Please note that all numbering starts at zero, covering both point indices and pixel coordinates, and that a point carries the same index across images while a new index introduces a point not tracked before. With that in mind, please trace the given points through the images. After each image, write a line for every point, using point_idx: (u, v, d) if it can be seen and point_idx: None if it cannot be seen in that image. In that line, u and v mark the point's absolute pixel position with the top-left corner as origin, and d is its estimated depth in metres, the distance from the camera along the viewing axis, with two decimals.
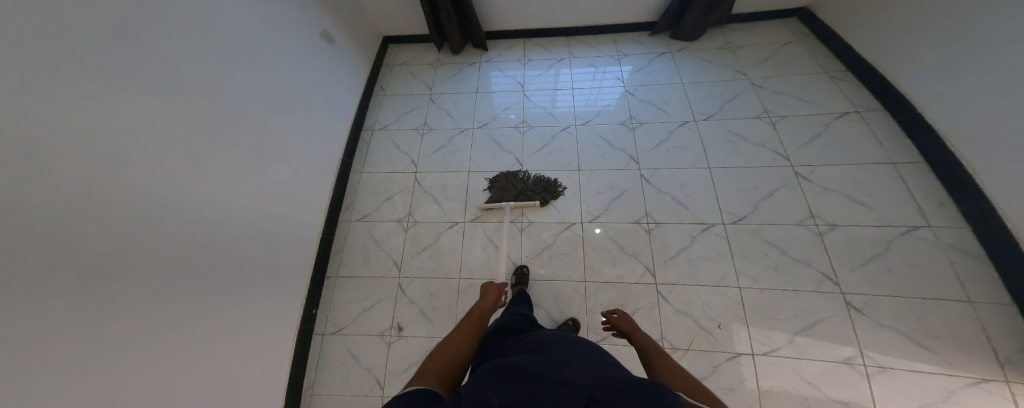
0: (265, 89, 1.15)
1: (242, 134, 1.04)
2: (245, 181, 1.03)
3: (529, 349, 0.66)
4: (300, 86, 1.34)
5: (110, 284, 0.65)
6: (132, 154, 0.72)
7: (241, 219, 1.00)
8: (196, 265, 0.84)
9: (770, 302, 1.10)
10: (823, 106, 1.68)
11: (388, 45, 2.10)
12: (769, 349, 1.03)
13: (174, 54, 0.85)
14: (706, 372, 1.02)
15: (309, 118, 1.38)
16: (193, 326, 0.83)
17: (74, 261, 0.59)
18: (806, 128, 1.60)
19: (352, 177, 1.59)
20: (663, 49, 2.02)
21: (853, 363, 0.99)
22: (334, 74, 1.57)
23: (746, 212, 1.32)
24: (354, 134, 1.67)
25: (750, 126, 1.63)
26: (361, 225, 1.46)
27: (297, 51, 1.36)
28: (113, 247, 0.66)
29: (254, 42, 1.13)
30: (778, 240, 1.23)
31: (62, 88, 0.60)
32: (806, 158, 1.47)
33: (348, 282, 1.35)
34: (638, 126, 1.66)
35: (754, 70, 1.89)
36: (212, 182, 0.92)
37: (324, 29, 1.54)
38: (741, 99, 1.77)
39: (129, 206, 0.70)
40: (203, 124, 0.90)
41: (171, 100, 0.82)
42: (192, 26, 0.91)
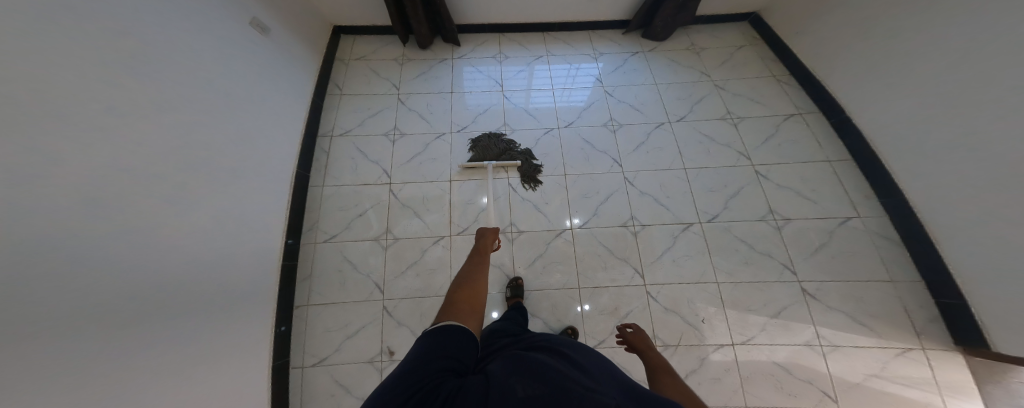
0: (187, 97, 0.94)
1: (163, 156, 0.84)
2: (173, 216, 0.84)
3: (544, 347, 0.59)
4: (234, 90, 1.12)
5: (30, 378, 0.50)
6: (30, 203, 0.54)
7: (175, 264, 0.82)
8: (125, 328, 0.68)
9: (743, 294, 1.22)
10: (773, 108, 1.87)
11: (340, 36, 1.87)
12: (746, 338, 1.15)
13: (65, 59, 0.64)
14: (696, 365, 1.11)
15: (253, 127, 1.18)
16: (138, 403, 0.68)
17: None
18: (761, 129, 1.77)
19: (310, 192, 1.42)
20: (635, 49, 2.07)
21: (813, 345, 1.15)
22: (272, 69, 1.34)
23: (718, 210, 1.44)
24: (308, 143, 1.47)
25: (715, 127, 1.76)
26: (328, 248, 1.32)
27: (226, 48, 1.13)
28: (29, 326, 0.51)
29: (162, 37, 0.90)
30: (746, 236, 1.36)
31: None
32: (763, 157, 1.64)
33: (324, 310, 1.23)
34: (619, 128, 1.70)
35: (716, 72, 2.02)
36: (130, 222, 0.73)
37: (255, 18, 1.29)
38: (705, 100, 1.89)
39: (34, 272, 0.53)
40: (107, 149, 0.70)
41: (67, 122, 0.62)
42: (79, 20, 0.69)
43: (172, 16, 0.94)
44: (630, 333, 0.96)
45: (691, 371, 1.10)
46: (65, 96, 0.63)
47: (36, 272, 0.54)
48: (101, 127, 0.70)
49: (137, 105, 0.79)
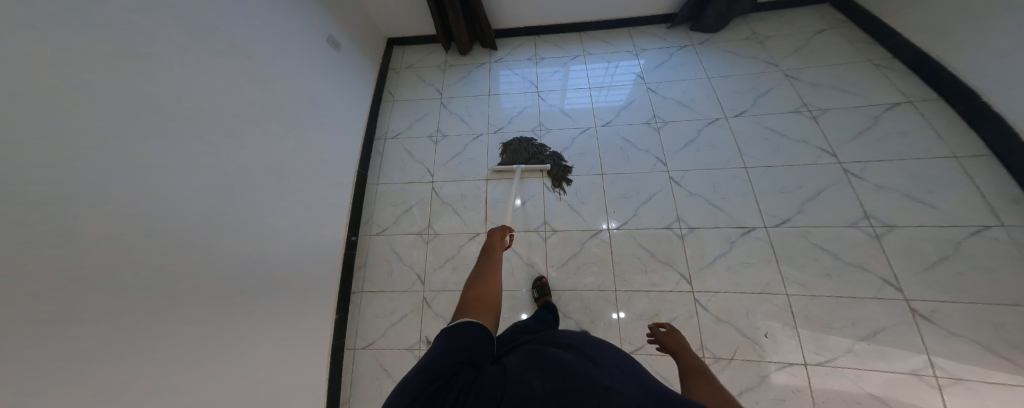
0: (286, 102, 1.15)
1: (269, 152, 1.04)
2: (275, 200, 1.03)
3: (563, 345, 0.55)
4: (316, 96, 1.34)
5: (145, 312, 0.65)
6: (159, 176, 0.70)
7: (275, 239, 1.00)
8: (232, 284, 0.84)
9: (822, 309, 1.02)
10: (868, 96, 1.57)
11: (393, 47, 2.12)
12: (825, 359, 0.96)
13: (199, 68, 0.84)
14: (753, 382, 0.96)
15: (326, 132, 1.37)
16: (232, 345, 0.83)
17: (94, 290, 0.57)
18: (853, 120, 1.50)
19: (369, 190, 1.58)
20: (684, 43, 1.94)
21: (922, 375, 0.92)
22: (343, 78, 1.57)
23: (790, 214, 1.23)
24: (367, 144, 1.66)
25: (789, 120, 1.54)
26: (382, 239, 1.44)
27: (306, 55, 1.33)
28: (148, 271, 0.66)
29: (269, 53, 1.11)
30: (829, 243, 1.13)
31: (85, 112, 0.59)
32: (855, 154, 1.37)
33: (377, 296, 1.33)
34: (663, 125, 1.59)
35: (786, 61, 1.78)
36: (240, 203, 0.90)
37: (330, 34, 1.52)
38: (774, 93, 1.67)
39: (158, 228, 0.69)
40: (229, 140, 0.89)
41: (200, 119, 0.81)
42: (210, 34, 0.90)
43: (275, 36, 1.17)
44: (664, 336, 0.86)
45: (747, 388, 0.95)
46: (206, 103, 0.84)
47: (183, 225, 0.74)
48: (240, 126, 0.94)
49: (260, 108, 1.02)
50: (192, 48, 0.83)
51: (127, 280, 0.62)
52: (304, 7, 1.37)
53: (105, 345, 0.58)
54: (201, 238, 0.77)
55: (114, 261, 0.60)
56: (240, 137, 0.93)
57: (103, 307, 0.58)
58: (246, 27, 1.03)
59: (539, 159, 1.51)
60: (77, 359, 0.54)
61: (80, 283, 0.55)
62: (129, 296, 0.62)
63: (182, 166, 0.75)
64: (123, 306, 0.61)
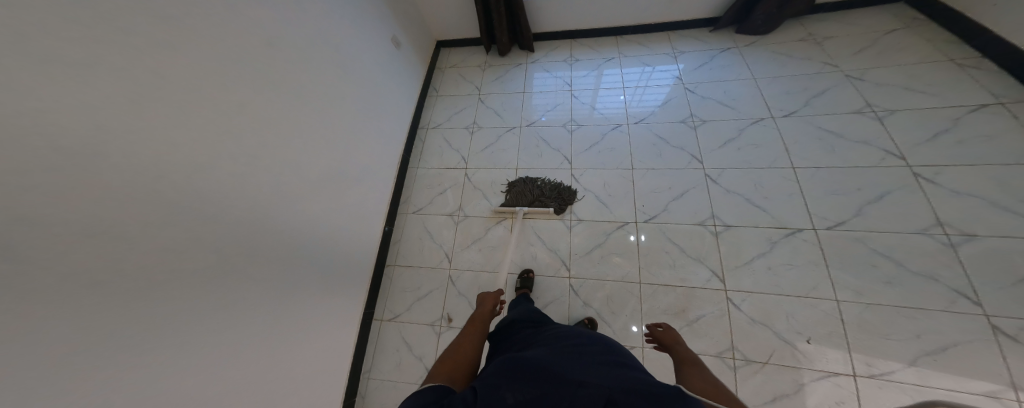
0: (353, 91, 1.31)
1: (333, 125, 1.18)
2: (332, 168, 1.16)
3: (545, 346, 0.72)
4: (378, 84, 1.51)
5: (236, 238, 0.77)
6: (250, 133, 0.84)
7: (329, 202, 1.13)
8: (297, 233, 0.96)
9: (878, 319, 0.92)
10: (947, 97, 1.41)
11: (441, 48, 2.28)
12: (879, 372, 0.86)
13: (290, 52, 1.00)
14: (791, 389, 0.88)
15: (381, 119, 1.51)
16: (295, 285, 0.95)
17: (207, 214, 0.71)
18: (927, 122, 1.35)
19: (409, 173, 1.69)
20: (728, 45, 1.88)
21: (1001, 397, 0.79)
22: (399, 76, 1.72)
23: (845, 217, 1.13)
24: (412, 132, 1.79)
25: (846, 121, 1.43)
26: (416, 218, 1.54)
27: (373, 53, 1.50)
28: (240, 208, 0.79)
29: (344, 44, 1.28)
30: (890, 250, 1.02)
31: (208, 73, 0.74)
32: (928, 158, 1.23)
33: (406, 272, 1.42)
34: (701, 124, 1.54)
35: (846, 62, 1.66)
36: (309, 166, 1.05)
37: (393, 34, 1.70)
38: (830, 94, 1.56)
39: (253, 173, 0.84)
40: (305, 112, 1.04)
41: (283, 92, 0.96)
42: (306, 27, 1.08)
43: (351, 32, 1.34)
44: (660, 332, 0.90)
45: (783, 395, 0.88)
46: (290, 80, 0.99)
47: (266, 174, 0.88)
48: (311, 105, 1.08)
49: (333, 96, 1.19)
50: (287, 39, 0.99)
51: (223, 214, 0.74)
52: (378, 12, 1.56)
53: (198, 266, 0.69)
54: (270, 196, 0.89)
55: (208, 196, 0.71)
56: (311, 112, 1.08)
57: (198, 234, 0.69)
58: (331, 26, 1.20)
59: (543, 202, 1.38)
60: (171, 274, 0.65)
61: (187, 209, 0.67)
62: (220, 230, 0.74)
63: (266, 129, 0.89)
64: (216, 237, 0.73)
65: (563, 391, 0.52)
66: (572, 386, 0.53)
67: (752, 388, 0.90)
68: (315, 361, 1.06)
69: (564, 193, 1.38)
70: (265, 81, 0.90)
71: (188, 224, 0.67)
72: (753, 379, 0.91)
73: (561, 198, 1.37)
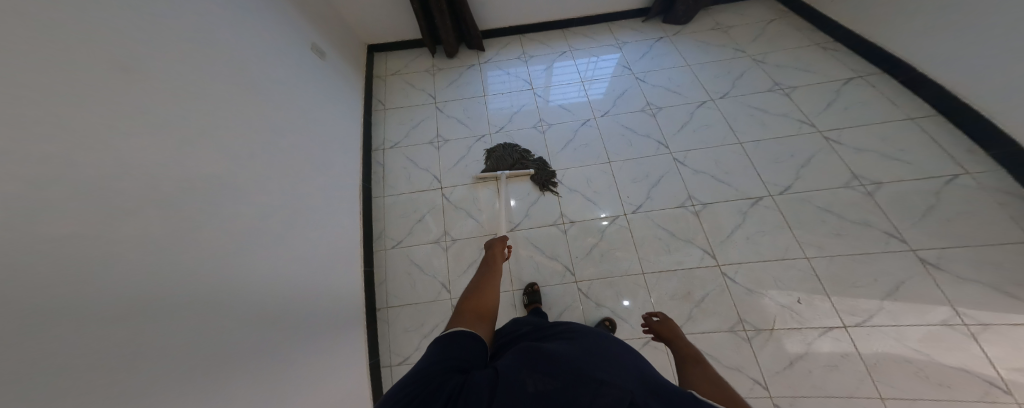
0: (274, 113, 1.01)
1: (258, 156, 0.88)
2: (267, 213, 0.86)
3: (564, 339, 0.55)
4: (305, 101, 1.21)
5: (180, 345, 0.51)
6: (157, 192, 0.57)
7: (277, 260, 0.84)
8: (250, 316, 0.68)
9: (842, 268, 1.05)
10: (827, 73, 1.74)
11: (374, 54, 1.97)
12: (863, 320, 0.97)
13: (178, 68, 0.71)
14: (801, 350, 0.95)
15: (319, 141, 1.22)
16: (272, 378, 0.69)
17: (125, 330, 0.44)
18: (821, 94, 1.64)
19: (375, 204, 1.41)
20: (659, 34, 2.02)
21: (953, 324, 0.94)
22: (331, 89, 1.43)
23: (790, 181, 1.29)
24: (366, 157, 1.50)
25: (767, 98, 1.65)
26: (398, 253, 1.28)
27: (290, 61, 1.20)
28: (172, 299, 0.53)
29: (250, 54, 0.98)
30: (832, 205, 1.19)
31: (75, 113, 0.47)
32: (832, 123, 1.48)
33: (404, 310, 1.19)
34: (658, 111, 1.61)
35: (752, 47, 1.92)
36: (240, 215, 0.76)
37: (313, 41, 1.40)
38: (748, 75, 1.79)
39: (176, 248, 0.57)
40: (221, 148, 0.76)
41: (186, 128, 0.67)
42: (191, 32, 0.78)
43: (255, 34, 1.03)
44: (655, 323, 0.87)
45: (797, 357, 0.94)
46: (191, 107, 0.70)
47: (189, 241, 0.60)
48: (224, 134, 0.78)
49: (248, 119, 0.89)
50: (163, 47, 0.69)
51: (151, 319, 0.48)
52: (285, 13, 1.26)
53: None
54: (209, 274, 0.61)
55: (119, 301, 0.45)
56: (229, 145, 0.79)
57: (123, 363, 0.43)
58: (217, 24, 0.88)
59: (525, 166, 1.43)
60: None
61: (94, 331, 0.41)
62: (155, 345, 0.48)
63: (173, 177, 0.61)
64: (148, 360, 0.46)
65: (580, 390, 0.34)
66: (593, 384, 0.35)
67: (769, 357, 0.95)
68: None
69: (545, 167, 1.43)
70: (151, 106, 0.61)
71: (107, 352, 0.41)
72: (768, 346, 0.96)
73: (546, 171, 1.41)
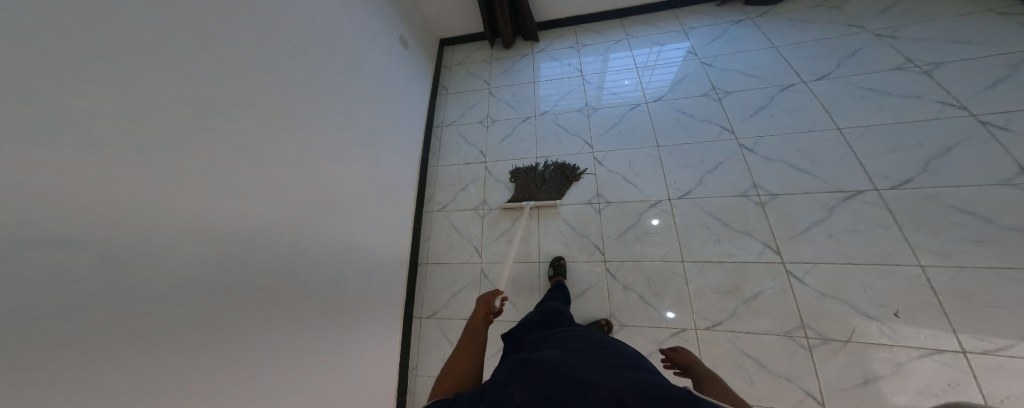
0: (370, 86, 1.24)
1: (357, 118, 1.10)
2: (360, 159, 1.08)
3: (555, 346, 0.62)
4: (395, 82, 1.46)
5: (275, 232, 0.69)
6: (281, 119, 0.78)
7: (357, 194, 1.03)
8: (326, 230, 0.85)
9: (978, 285, 0.78)
10: (993, 46, 1.29)
11: (444, 47, 2.21)
12: (994, 348, 0.71)
13: (310, 40, 0.95)
14: (885, 370, 0.75)
15: (399, 114, 1.43)
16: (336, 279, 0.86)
17: (246, 207, 0.63)
18: (979, 71, 1.23)
19: (430, 171, 1.58)
20: (739, 16, 1.79)
21: None
22: (411, 74, 1.67)
23: (908, 174, 1.00)
24: (428, 132, 1.69)
25: (888, 78, 1.31)
26: (441, 216, 1.42)
27: (386, 49, 1.45)
28: (281, 198, 0.72)
29: (358, 37, 1.23)
30: (976, 206, 0.88)
31: (241, 62, 0.69)
32: (990, 105, 1.10)
33: (441, 268, 1.31)
34: (724, 95, 1.43)
35: (872, 21, 1.55)
36: (336, 155, 0.96)
37: (402, 35, 1.66)
38: (863, 53, 1.44)
39: (288, 165, 0.77)
40: (330, 104, 0.98)
41: (308, 85, 0.90)
42: (322, 18, 1.03)
43: (363, 25, 1.29)
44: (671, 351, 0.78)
45: (876, 377, 0.74)
46: (314, 71, 0.94)
47: (298, 162, 0.80)
48: (333, 92, 1.01)
49: (354, 86, 1.13)
50: (305, 26, 0.94)
51: (264, 206, 0.67)
52: (386, 12, 1.53)
53: (244, 264, 0.61)
54: (306, 189, 0.81)
55: (247, 188, 0.64)
56: (336, 103, 1.01)
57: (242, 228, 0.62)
58: (340, 15, 1.15)
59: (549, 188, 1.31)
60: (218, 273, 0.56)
61: (225, 194, 0.59)
62: (259, 222, 0.66)
63: (295, 114, 0.82)
64: (255, 228, 0.64)
65: (572, 396, 0.44)
66: (583, 388, 0.45)
67: (834, 372, 0.77)
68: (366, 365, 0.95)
69: (567, 171, 1.33)
70: (292, 65, 0.85)
71: (233, 215, 0.60)
72: (835, 359, 0.78)
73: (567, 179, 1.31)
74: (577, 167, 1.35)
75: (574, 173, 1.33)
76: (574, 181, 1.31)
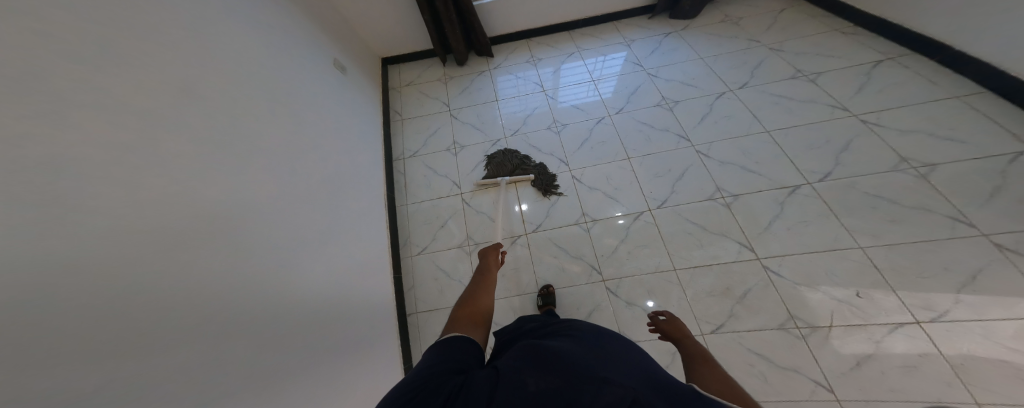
0: (299, 121, 1.01)
1: (287, 164, 0.88)
2: (300, 215, 0.86)
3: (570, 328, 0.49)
4: (335, 114, 1.24)
5: (210, 356, 0.47)
6: (191, 191, 0.56)
7: (309, 263, 0.81)
8: (275, 322, 0.63)
9: (905, 258, 0.94)
10: (851, 58, 1.65)
11: (387, 66, 2.01)
12: (938, 315, 0.85)
13: (211, 77, 0.72)
14: (869, 349, 0.84)
15: (343, 149, 1.21)
16: (300, 382, 0.64)
17: (163, 338, 0.41)
18: (848, 79, 1.55)
19: (399, 212, 1.38)
20: (667, 30, 1.99)
21: None
22: (353, 100, 1.44)
23: (828, 167, 1.19)
24: (387, 166, 1.49)
25: (791, 86, 1.57)
26: (424, 260, 1.24)
27: (314, 73, 1.23)
28: (212, 300, 0.51)
29: (276, 68, 1.00)
30: (881, 190, 1.09)
31: (112, 123, 0.47)
32: (867, 105, 1.39)
33: (434, 316, 1.14)
34: (675, 105, 1.55)
35: (766, 37, 1.85)
36: (263, 216, 0.73)
37: (336, 59, 1.43)
38: (766, 64, 1.72)
39: (211, 253, 0.55)
40: (248, 154, 0.75)
41: (224, 142, 0.69)
42: (220, 45, 0.80)
43: (279, 47, 1.05)
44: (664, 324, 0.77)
45: (865, 357, 0.83)
46: (221, 115, 0.71)
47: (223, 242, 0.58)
48: (252, 137, 0.78)
49: (271, 121, 0.88)
50: (199, 55, 0.71)
51: (193, 321, 0.46)
52: (308, 31, 1.29)
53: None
54: (238, 274, 0.59)
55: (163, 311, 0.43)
56: (258, 146, 0.79)
57: (167, 364, 0.41)
58: (249, 38, 0.92)
59: (525, 170, 1.37)
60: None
61: (133, 332, 0.38)
62: (191, 351, 0.44)
63: (205, 178, 0.60)
64: (180, 359, 0.43)
65: (581, 390, 0.30)
66: (596, 383, 0.31)
67: (832, 358, 0.85)
68: None
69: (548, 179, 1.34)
70: (187, 106, 0.63)
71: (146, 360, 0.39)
72: (827, 346, 0.86)
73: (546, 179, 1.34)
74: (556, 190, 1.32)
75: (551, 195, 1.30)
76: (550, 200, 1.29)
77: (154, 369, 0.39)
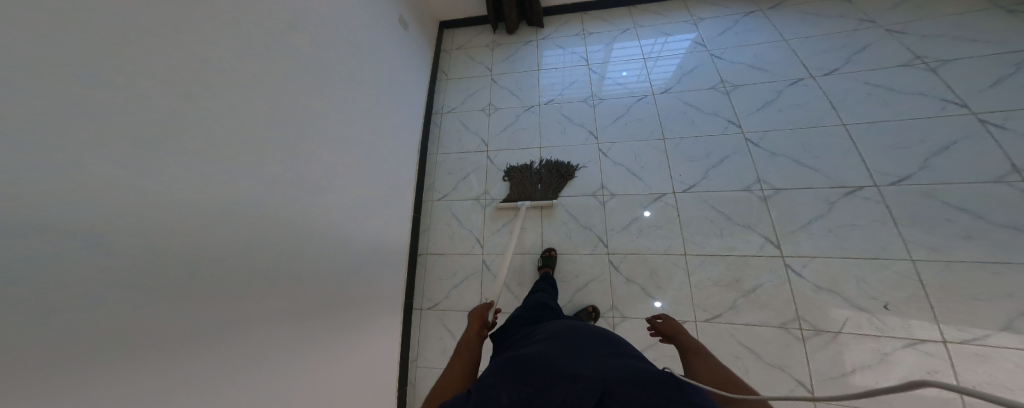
0: (371, 75, 1.21)
1: (358, 112, 1.08)
2: (362, 158, 1.07)
3: (543, 338, 0.61)
4: (397, 72, 1.44)
5: (278, 233, 0.69)
6: (285, 115, 0.77)
7: (360, 193, 1.03)
8: (326, 227, 0.84)
9: (961, 278, 0.86)
10: (1006, 44, 1.29)
11: (444, 29, 2.15)
12: (973, 338, 0.80)
13: (315, 33, 0.93)
14: (872, 359, 0.83)
15: (398, 103, 1.39)
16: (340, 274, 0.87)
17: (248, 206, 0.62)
18: (985, 68, 1.24)
19: (429, 159, 1.58)
20: (751, 8, 1.76)
21: None
22: (410, 58, 1.62)
23: (911, 170, 1.03)
24: (426, 118, 1.67)
25: (896, 75, 1.31)
26: (442, 205, 1.43)
27: (387, 35, 1.41)
28: (286, 197, 0.73)
29: (360, 26, 1.19)
30: (968, 202, 0.94)
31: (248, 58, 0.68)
32: (997, 103, 1.12)
33: (441, 258, 1.33)
34: (733, 89, 1.43)
35: (885, 17, 1.52)
36: (336, 149, 0.94)
37: (401, 16, 1.59)
38: (873, 48, 1.44)
39: (291, 162, 0.76)
40: (331, 97, 0.95)
41: (315, 81, 0.90)
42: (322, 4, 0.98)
43: (364, 7, 1.24)
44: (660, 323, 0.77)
45: (865, 366, 0.83)
46: (317, 67, 0.92)
47: (300, 156, 0.80)
48: (336, 82, 0.99)
49: (355, 75, 1.10)
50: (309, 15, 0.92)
51: (272, 206, 0.68)
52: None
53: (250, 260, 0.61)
54: (308, 182, 0.81)
55: (250, 188, 0.63)
56: (342, 96, 1.01)
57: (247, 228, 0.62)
58: (346, 3, 1.12)
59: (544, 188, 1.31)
60: (197, 345, 0.51)
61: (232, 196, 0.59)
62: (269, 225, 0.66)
63: (298, 109, 0.81)
64: (264, 229, 0.65)
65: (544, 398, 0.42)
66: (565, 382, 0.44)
67: (826, 361, 0.85)
68: (369, 355, 1.00)
69: (559, 169, 1.34)
70: (299, 58, 0.85)
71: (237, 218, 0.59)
72: (826, 350, 0.86)
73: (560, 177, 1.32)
74: (572, 164, 1.36)
75: (568, 170, 1.33)
76: (568, 179, 1.32)
77: (242, 222, 0.61)
